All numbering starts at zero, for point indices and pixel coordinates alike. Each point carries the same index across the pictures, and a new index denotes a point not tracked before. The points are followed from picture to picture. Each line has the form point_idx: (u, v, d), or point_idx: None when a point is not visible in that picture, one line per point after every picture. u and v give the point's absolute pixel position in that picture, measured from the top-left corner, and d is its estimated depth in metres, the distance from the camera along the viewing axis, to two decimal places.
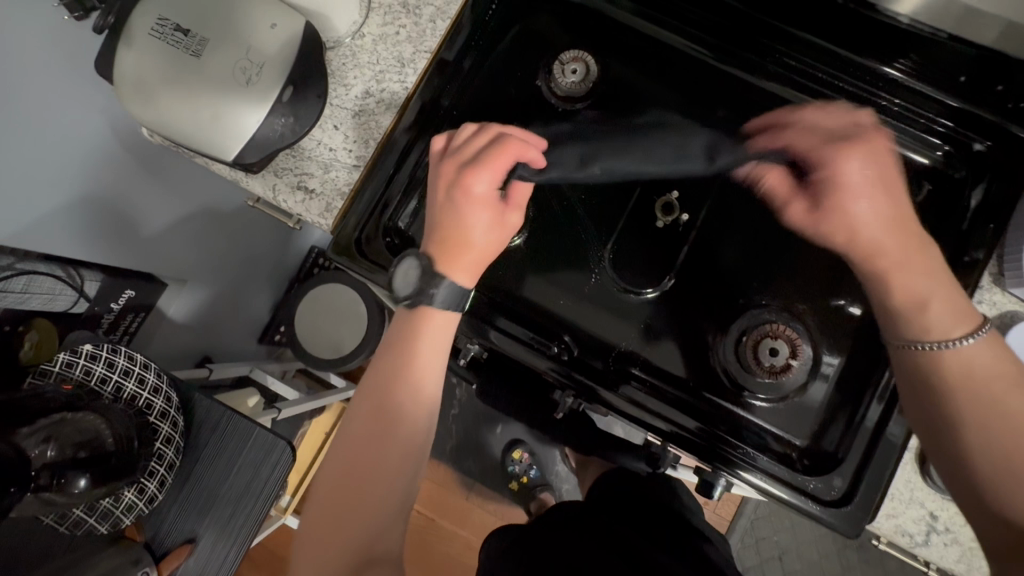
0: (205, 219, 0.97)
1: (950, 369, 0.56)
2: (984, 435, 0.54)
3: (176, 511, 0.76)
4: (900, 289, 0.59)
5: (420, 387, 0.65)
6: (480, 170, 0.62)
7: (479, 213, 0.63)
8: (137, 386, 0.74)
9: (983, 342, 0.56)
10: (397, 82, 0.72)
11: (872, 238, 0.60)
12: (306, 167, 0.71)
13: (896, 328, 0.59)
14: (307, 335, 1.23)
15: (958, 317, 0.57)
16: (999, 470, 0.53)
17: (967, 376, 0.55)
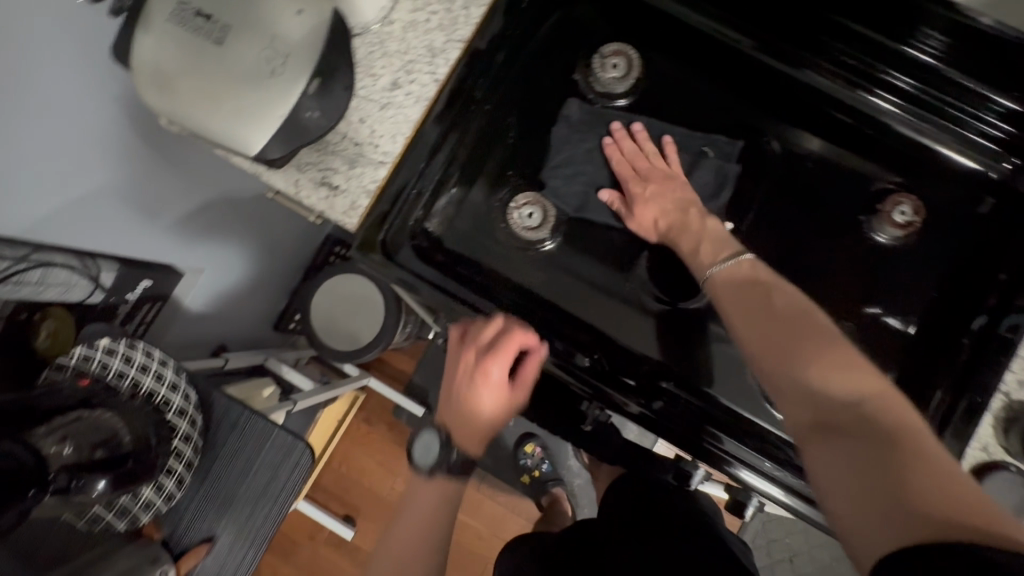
0: (223, 207, 0.93)
1: (739, 298, 0.56)
2: (790, 363, 0.48)
3: (194, 509, 0.75)
4: (756, 269, 0.57)
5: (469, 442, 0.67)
6: (482, 378, 0.62)
7: (480, 416, 0.65)
8: (154, 381, 0.73)
9: (742, 262, 0.59)
10: (428, 74, 0.67)
11: (667, 196, 0.67)
12: (330, 162, 0.67)
13: (721, 292, 0.58)
14: (324, 325, 1.21)
15: (715, 247, 0.62)
16: (839, 398, 0.44)
17: (809, 327, 0.50)
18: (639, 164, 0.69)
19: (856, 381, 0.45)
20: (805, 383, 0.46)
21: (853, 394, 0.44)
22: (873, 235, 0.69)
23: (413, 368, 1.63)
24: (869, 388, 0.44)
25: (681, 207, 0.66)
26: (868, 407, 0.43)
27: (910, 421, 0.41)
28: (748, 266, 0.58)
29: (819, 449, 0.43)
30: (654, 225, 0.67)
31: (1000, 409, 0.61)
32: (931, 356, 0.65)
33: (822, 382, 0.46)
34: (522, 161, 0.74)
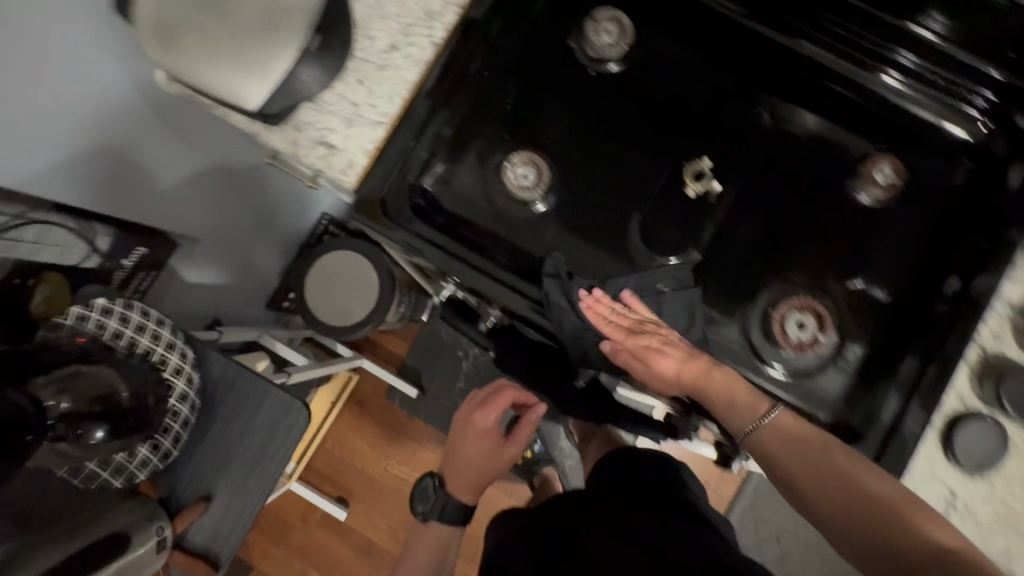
0: (217, 176, 0.94)
1: (783, 453, 0.53)
2: (846, 515, 0.49)
3: (190, 468, 0.76)
4: (755, 401, 0.56)
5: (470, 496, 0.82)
6: (473, 433, 0.79)
7: (477, 472, 0.80)
8: (151, 341, 0.73)
9: (783, 414, 0.55)
10: (425, 37, 0.68)
11: (676, 345, 0.61)
12: (327, 121, 0.69)
13: (772, 447, 0.54)
14: (317, 301, 1.22)
15: (751, 397, 0.57)
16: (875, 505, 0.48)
17: (817, 466, 0.51)
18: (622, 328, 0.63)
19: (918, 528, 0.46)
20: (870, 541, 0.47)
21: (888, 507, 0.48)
22: (858, 197, 0.70)
23: (406, 351, 1.64)
24: (941, 537, 0.45)
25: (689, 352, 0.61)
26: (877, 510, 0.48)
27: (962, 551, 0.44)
28: (786, 418, 0.55)
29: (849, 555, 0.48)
30: (679, 375, 0.60)
31: (976, 360, 0.64)
32: (908, 313, 0.68)
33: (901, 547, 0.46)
34: (511, 123, 0.74)
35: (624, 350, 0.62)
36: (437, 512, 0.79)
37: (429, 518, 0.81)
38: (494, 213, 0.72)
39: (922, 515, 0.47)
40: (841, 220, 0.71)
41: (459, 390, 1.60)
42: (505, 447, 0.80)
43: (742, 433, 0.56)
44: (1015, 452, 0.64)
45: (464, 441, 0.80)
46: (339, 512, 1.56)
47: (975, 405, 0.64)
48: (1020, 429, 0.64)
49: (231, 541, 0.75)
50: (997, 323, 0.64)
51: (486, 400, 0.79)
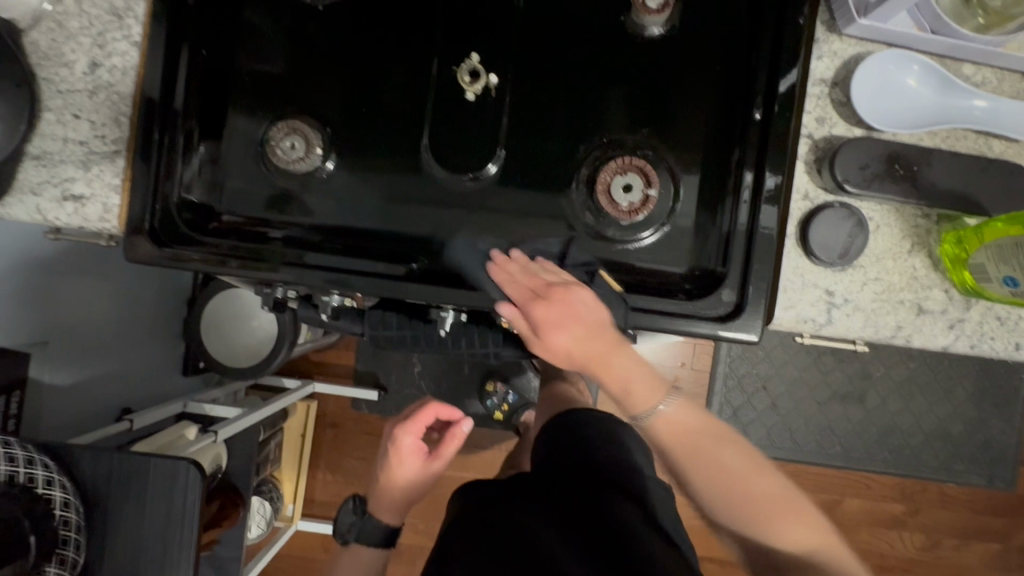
0: (32, 271, 0.87)
1: (729, 513, 0.60)
2: (765, 535, 0.59)
3: (110, 563, 0.73)
4: (677, 414, 0.62)
5: (393, 513, 1.01)
6: (403, 452, 0.98)
7: (406, 490, 0.99)
8: (8, 464, 0.65)
9: (675, 409, 0.62)
10: (123, 39, 0.62)
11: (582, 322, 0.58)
12: (63, 171, 0.61)
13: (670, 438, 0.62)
14: (224, 351, 1.18)
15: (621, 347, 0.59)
16: (743, 496, 0.60)
17: (672, 433, 0.62)
18: (551, 315, 0.58)
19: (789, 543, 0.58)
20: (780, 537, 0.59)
21: (801, 560, 0.58)
22: (648, 32, 0.64)
23: (353, 358, 1.60)
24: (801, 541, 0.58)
25: (592, 331, 0.58)
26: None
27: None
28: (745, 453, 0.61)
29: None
30: (636, 403, 0.61)
31: (808, 152, 0.61)
32: (728, 128, 0.63)
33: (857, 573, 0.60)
34: (260, 94, 0.65)
35: (523, 318, 0.59)
36: (359, 530, 1.00)
37: (349, 539, 1.02)
38: (277, 191, 0.65)
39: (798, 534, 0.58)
40: (637, 61, 0.64)
41: (419, 374, 1.58)
42: (432, 462, 0.99)
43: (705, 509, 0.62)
44: (876, 230, 0.61)
45: (393, 466, 0.99)
46: None
47: (821, 198, 0.61)
48: (872, 204, 0.60)
49: None
50: (817, 106, 0.61)
51: (408, 422, 0.98)
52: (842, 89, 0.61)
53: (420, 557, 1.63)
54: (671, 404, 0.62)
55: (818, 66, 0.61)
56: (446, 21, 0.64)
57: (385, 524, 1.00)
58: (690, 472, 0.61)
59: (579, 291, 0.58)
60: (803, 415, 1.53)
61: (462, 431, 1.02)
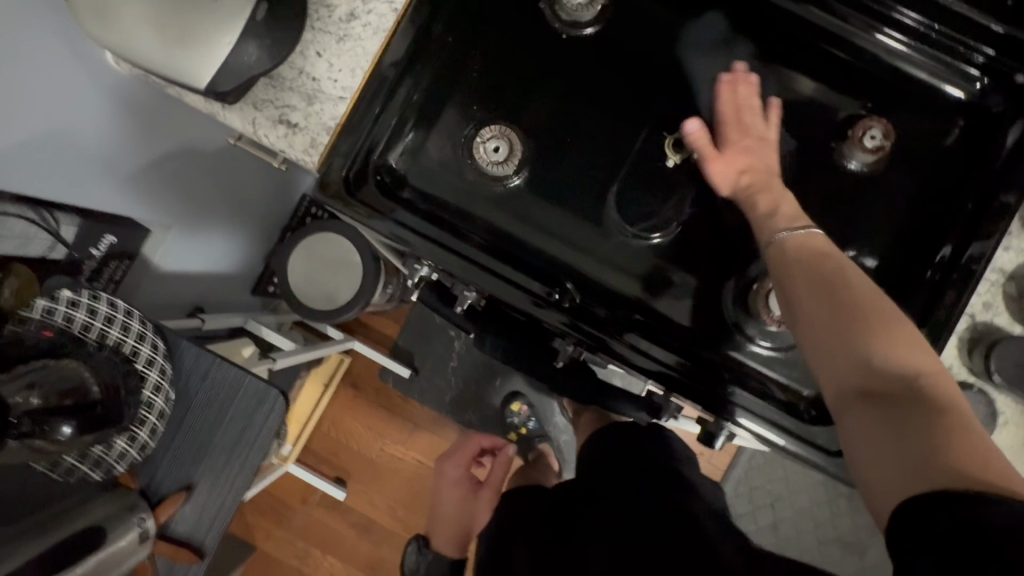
0: (188, 159, 0.91)
1: (800, 260, 0.55)
2: (862, 338, 0.49)
3: (170, 457, 0.75)
4: (792, 252, 0.56)
5: (444, 539, 0.97)
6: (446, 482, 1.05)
7: (453, 521, 0.99)
8: (121, 333, 0.72)
9: (815, 234, 0.57)
10: (385, 2, 0.65)
11: (761, 159, 0.63)
12: (287, 98, 0.65)
13: (783, 260, 0.57)
14: (302, 284, 1.21)
15: (794, 215, 0.60)
16: (822, 252, 0.56)
17: (806, 263, 0.55)
18: (746, 120, 0.64)
19: (883, 354, 0.48)
20: (883, 357, 0.48)
21: (886, 324, 0.49)
22: (845, 163, 0.66)
23: (397, 331, 1.63)
24: (920, 369, 0.47)
25: (767, 176, 0.63)
26: (923, 391, 0.45)
27: (957, 407, 0.44)
28: (818, 237, 0.57)
29: (860, 418, 0.47)
30: (735, 182, 0.63)
31: (966, 331, 0.63)
32: (897, 279, 0.66)
33: (880, 361, 0.48)
34: (480, 92, 0.69)
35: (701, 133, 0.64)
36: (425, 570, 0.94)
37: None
38: (464, 185, 0.69)
39: (897, 343, 0.48)
40: (833, 187, 0.67)
41: (452, 370, 1.60)
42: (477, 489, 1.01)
43: (769, 236, 0.59)
44: (1004, 425, 0.62)
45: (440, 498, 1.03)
46: (338, 492, 1.58)
47: (963, 376, 0.63)
48: (1010, 401, 0.62)
49: (211, 534, 0.75)
50: (988, 292, 0.63)
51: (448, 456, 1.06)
52: (1017, 283, 0.63)
53: (387, 543, 1.61)
54: (789, 229, 0.58)
55: (1002, 256, 0.63)
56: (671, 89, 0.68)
57: (447, 558, 0.94)
58: (784, 263, 0.56)
59: (768, 148, 0.64)
60: (800, 548, 1.50)
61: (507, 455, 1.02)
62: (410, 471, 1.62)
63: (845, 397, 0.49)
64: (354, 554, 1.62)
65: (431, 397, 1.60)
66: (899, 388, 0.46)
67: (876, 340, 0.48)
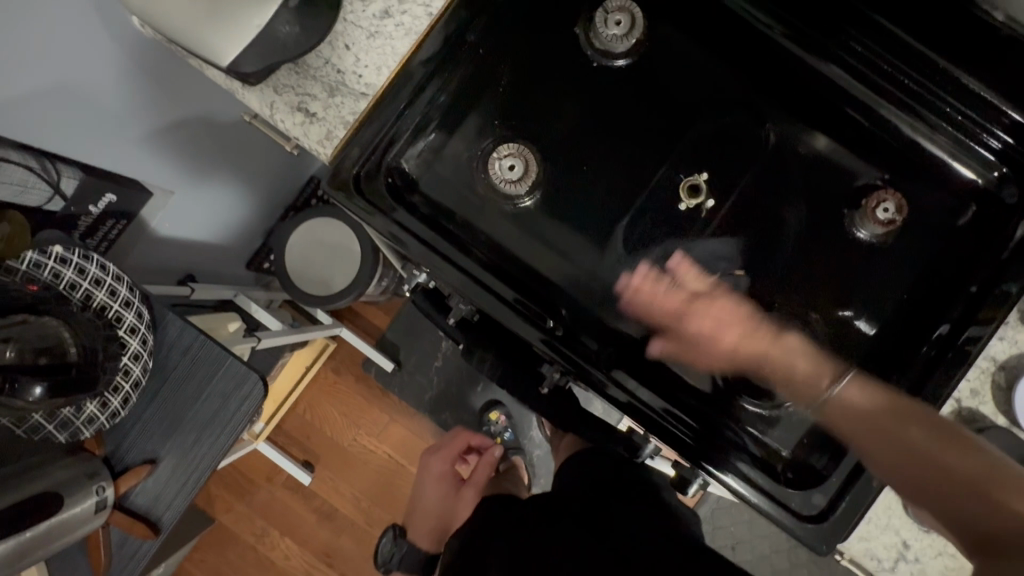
0: (202, 128, 0.90)
1: (854, 421, 0.62)
2: (1001, 496, 0.55)
3: (139, 428, 0.74)
4: (798, 374, 0.65)
5: (418, 531, 1.01)
6: (430, 478, 1.08)
7: (431, 516, 1.03)
8: (107, 296, 0.71)
9: (855, 384, 0.63)
10: (421, 6, 0.64)
11: (732, 321, 0.66)
12: (308, 86, 0.64)
13: (839, 418, 0.63)
14: (298, 266, 1.20)
15: (818, 367, 0.65)
16: (871, 406, 0.61)
17: (852, 414, 0.62)
18: (665, 303, 0.67)
19: (1015, 501, 0.54)
20: (1012, 517, 0.53)
21: (997, 481, 0.55)
22: (854, 230, 0.67)
23: (386, 323, 1.61)
24: (972, 469, 0.56)
25: (741, 322, 0.66)
26: (976, 497, 0.56)
27: (1014, 507, 0.54)
28: (870, 390, 0.62)
29: (989, 566, 0.53)
30: (734, 352, 0.66)
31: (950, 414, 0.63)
32: (890, 353, 0.66)
33: (995, 510, 0.54)
34: (503, 107, 0.69)
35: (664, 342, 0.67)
36: (400, 560, 0.99)
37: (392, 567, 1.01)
38: (475, 197, 0.68)
39: (966, 463, 0.57)
40: (837, 252, 0.67)
41: (436, 369, 1.59)
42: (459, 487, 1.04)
43: (819, 397, 0.65)
44: None
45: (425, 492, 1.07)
46: (304, 476, 1.56)
47: None
48: None
49: (170, 511, 0.73)
50: (977, 378, 0.63)
51: (438, 452, 1.09)
52: (1006, 373, 0.63)
53: (346, 533, 1.60)
54: (836, 382, 0.65)
55: (995, 344, 0.63)
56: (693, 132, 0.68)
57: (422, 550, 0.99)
58: (842, 419, 0.63)
59: (723, 297, 0.67)
60: None
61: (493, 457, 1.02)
62: (380, 464, 1.61)
63: (965, 547, 0.56)
64: (312, 539, 1.60)
65: (411, 394, 1.59)
66: (1004, 549, 0.53)
67: (986, 501, 0.55)
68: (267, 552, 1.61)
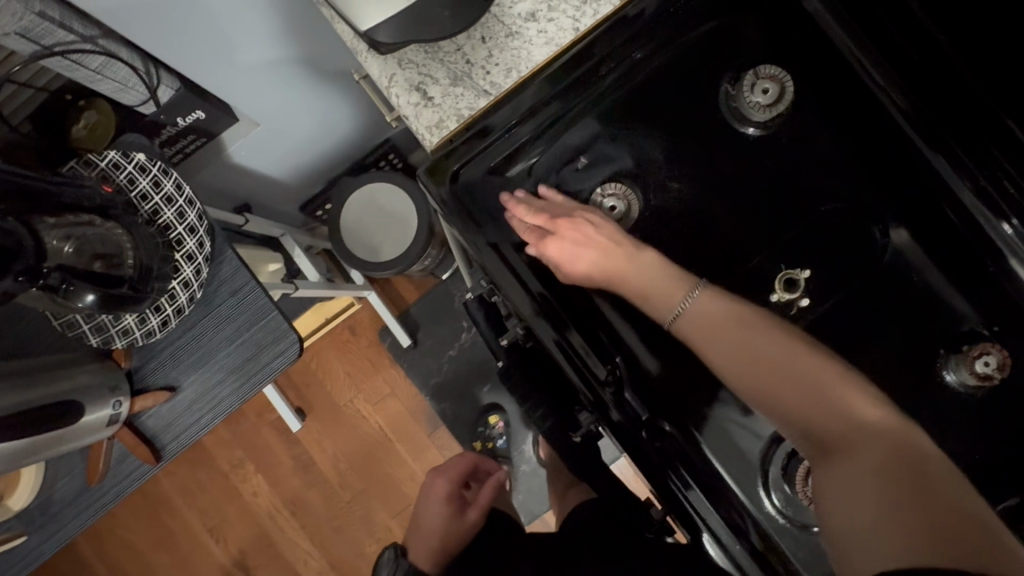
0: (300, 69, 0.87)
1: (706, 327, 0.57)
2: (802, 397, 0.51)
3: (166, 354, 0.72)
4: (697, 311, 0.58)
5: (421, 554, 0.80)
6: (433, 496, 0.86)
7: (433, 533, 0.82)
8: (174, 217, 0.70)
9: (702, 301, 0.58)
10: (570, 19, 0.61)
11: (639, 276, 0.60)
12: (432, 69, 0.62)
13: (696, 328, 0.58)
14: (350, 225, 1.18)
15: (671, 284, 0.60)
16: (730, 307, 0.57)
17: (711, 330, 0.56)
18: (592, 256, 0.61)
19: (832, 406, 0.49)
20: (825, 407, 0.50)
21: (879, 424, 0.47)
22: (943, 371, 0.60)
23: (414, 300, 1.59)
24: (863, 414, 0.48)
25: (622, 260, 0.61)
26: (891, 439, 0.46)
27: (925, 447, 0.45)
28: (716, 301, 0.58)
29: (830, 474, 0.46)
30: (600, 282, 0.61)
31: None
32: None
33: (823, 415, 0.49)
34: (617, 146, 0.65)
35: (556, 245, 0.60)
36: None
37: None
38: (563, 226, 0.65)
39: (842, 395, 0.50)
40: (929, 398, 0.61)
41: (448, 358, 1.56)
42: (465, 507, 0.84)
43: (669, 316, 0.59)
44: None
45: (424, 511, 0.85)
46: (293, 423, 1.57)
47: None
48: None
49: (176, 442, 0.72)
50: None
51: (437, 465, 0.91)
52: None
53: (317, 488, 1.60)
54: (690, 294, 0.59)
55: None
56: (653, 273, 0.60)
57: None
58: (704, 327, 0.57)
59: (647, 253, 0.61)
60: None
61: (497, 476, 0.89)
62: (367, 433, 1.60)
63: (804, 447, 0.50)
64: (284, 484, 1.61)
65: (418, 375, 1.57)
66: (897, 463, 0.43)
67: (805, 394, 0.51)
68: (238, 483, 1.62)
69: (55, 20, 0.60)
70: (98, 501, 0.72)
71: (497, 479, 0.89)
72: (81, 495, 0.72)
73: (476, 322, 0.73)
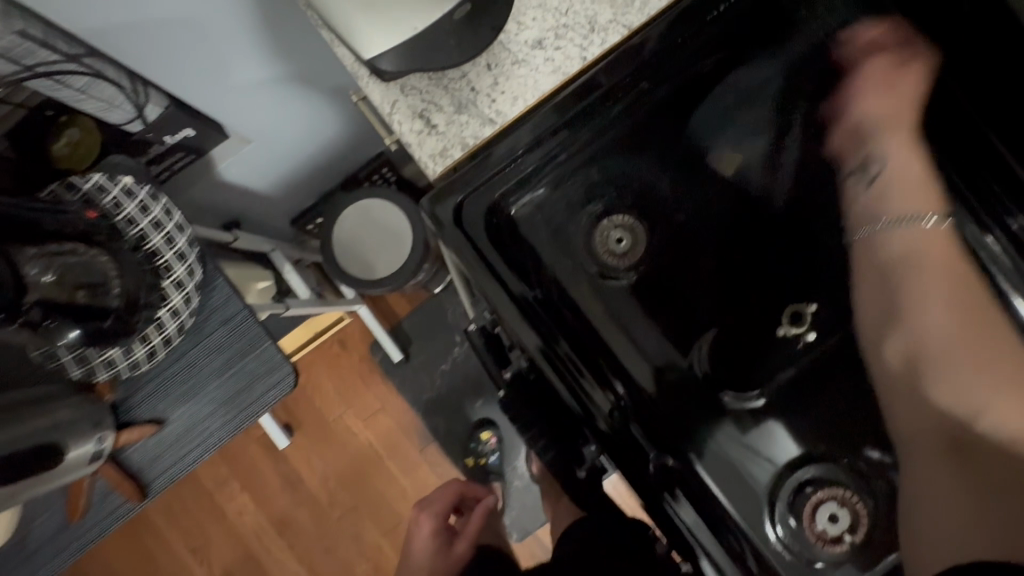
0: (295, 85, 0.84)
1: (914, 245, 0.65)
2: (971, 369, 0.61)
3: (154, 386, 0.69)
4: (899, 248, 0.66)
5: None
6: (421, 530, 0.85)
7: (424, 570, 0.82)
8: (163, 243, 0.67)
9: (938, 229, 0.64)
10: (577, 47, 0.61)
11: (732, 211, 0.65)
12: (436, 96, 0.60)
13: (894, 248, 0.66)
14: (342, 241, 1.15)
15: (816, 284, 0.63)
16: (924, 240, 0.64)
17: (913, 252, 0.65)
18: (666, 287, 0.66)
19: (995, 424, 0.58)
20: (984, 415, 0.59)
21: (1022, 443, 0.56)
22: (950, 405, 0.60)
23: (406, 314, 1.57)
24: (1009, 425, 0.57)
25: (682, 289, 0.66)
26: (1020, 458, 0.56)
27: None
28: (932, 235, 0.64)
29: (932, 466, 0.57)
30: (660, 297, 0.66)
31: None
32: None
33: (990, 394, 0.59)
34: (623, 174, 0.64)
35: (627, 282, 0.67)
36: None
37: None
38: (570, 255, 0.64)
39: (1008, 408, 0.58)
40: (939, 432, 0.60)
41: (440, 372, 1.54)
42: (455, 541, 0.85)
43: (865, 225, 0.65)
44: None
45: (411, 547, 0.85)
46: (281, 439, 1.53)
47: None
48: None
49: (163, 478, 0.69)
50: None
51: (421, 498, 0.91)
52: None
53: (305, 506, 1.57)
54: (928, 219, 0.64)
55: None
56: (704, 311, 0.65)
57: None
58: (888, 258, 0.65)
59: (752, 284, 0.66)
60: None
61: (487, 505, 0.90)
62: (358, 449, 1.57)
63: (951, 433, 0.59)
64: (271, 503, 1.57)
65: (409, 390, 1.55)
66: None
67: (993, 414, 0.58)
68: (223, 501, 1.57)
69: (38, 40, 0.57)
70: (76, 542, 0.68)
71: (488, 509, 0.89)
72: (60, 535, 0.68)
73: (479, 352, 0.72)
